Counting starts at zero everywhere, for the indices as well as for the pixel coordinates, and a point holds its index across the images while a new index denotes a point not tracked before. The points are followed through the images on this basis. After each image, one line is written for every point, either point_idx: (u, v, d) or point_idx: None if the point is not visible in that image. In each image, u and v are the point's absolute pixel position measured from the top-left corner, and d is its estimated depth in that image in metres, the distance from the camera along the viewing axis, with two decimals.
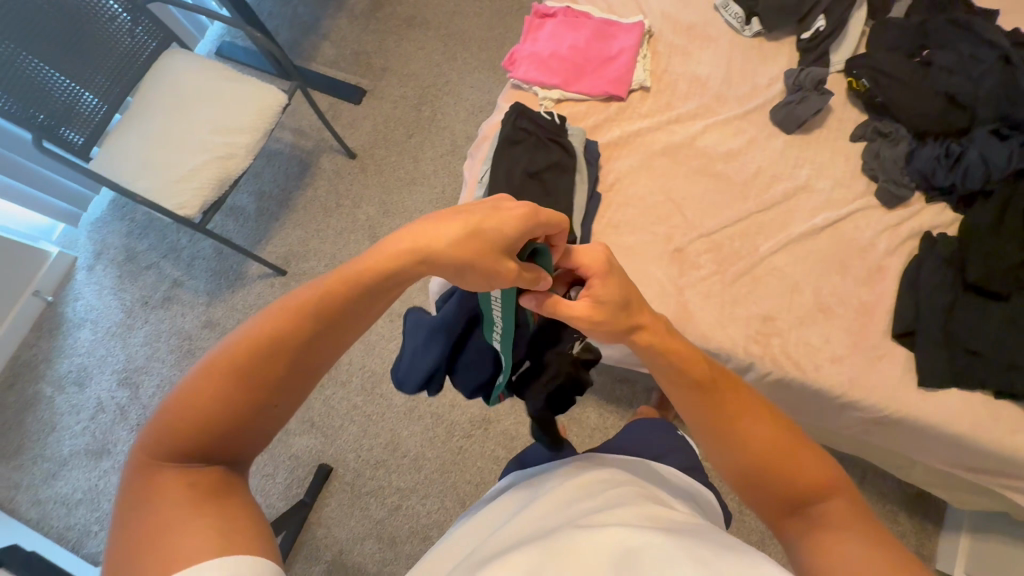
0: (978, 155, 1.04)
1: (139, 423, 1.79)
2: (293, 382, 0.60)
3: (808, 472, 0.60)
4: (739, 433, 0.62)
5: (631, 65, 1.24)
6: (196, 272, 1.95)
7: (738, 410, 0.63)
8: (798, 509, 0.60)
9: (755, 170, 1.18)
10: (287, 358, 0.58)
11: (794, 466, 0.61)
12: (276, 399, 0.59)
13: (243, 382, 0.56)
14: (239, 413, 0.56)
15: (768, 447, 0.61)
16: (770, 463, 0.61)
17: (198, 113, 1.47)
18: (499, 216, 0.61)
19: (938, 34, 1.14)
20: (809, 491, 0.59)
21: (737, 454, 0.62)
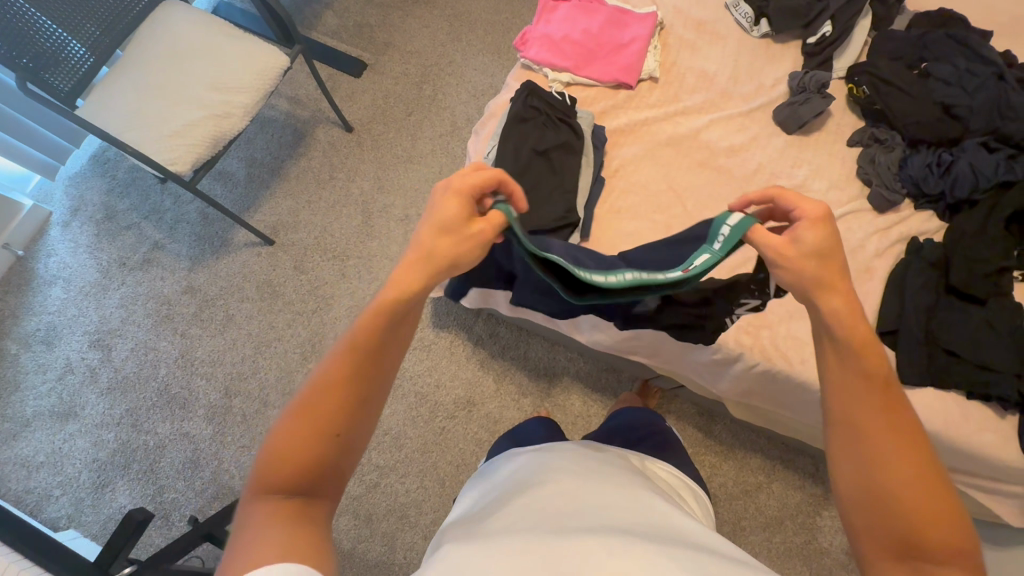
0: (968, 165, 1.08)
1: (109, 386, 1.73)
2: (361, 407, 0.59)
3: (950, 531, 0.52)
4: (882, 459, 0.54)
5: (642, 55, 1.25)
6: (179, 236, 1.88)
7: (892, 433, 0.55)
8: (914, 562, 0.53)
9: (756, 166, 1.20)
10: (352, 383, 0.59)
11: (939, 521, 0.52)
12: (340, 428, 0.57)
13: (317, 416, 0.57)
14: (314, 446, 0.56)
15: (910, 482, 0.53)
16: (911, 503, 0.53)
17: (195, 68, 1.43)
18: (453, 204, 0.65)
19: (937, 47, 1.18)
20: (942, 549, 0.52)
21: (871, 475, 0.55)
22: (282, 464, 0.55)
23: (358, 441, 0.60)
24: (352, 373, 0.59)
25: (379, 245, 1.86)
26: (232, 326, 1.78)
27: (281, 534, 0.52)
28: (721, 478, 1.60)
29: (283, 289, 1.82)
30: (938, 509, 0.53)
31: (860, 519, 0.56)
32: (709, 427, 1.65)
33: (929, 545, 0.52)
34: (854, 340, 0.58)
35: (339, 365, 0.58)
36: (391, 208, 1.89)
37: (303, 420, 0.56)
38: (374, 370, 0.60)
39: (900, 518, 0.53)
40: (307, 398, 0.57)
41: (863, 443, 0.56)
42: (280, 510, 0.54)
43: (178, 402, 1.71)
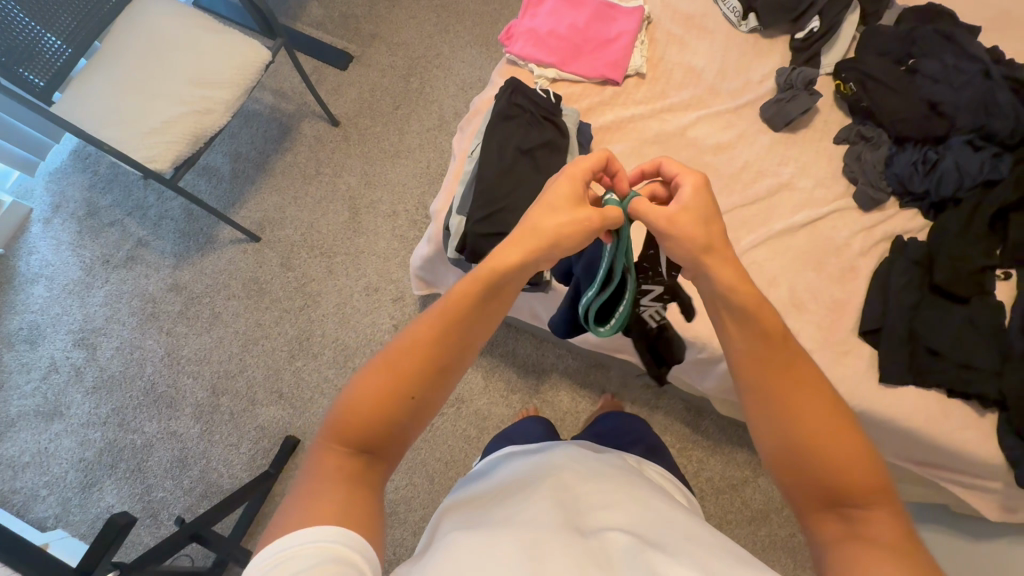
0: (953, 163, 1.08)
1: (94, 385, 1.71)
2: (437, 377, 0.66)
3: (863, 473, 0.59)
4: (791, 414, 0.63)
5: (628, 50, 1.23)
6: (163, 233, 1.86)
7: (795, 387, 0.64)
8: (835, 505, 0.60)
9: (742, 164, 1.20)
10: (431, 351, 0.65)
11: (851, 466, 0.60)
12: (414, 391, 0.64)
13: (397, 375, 0.64)
14: (391, 403, 0.63)
15: (819, 431, 0.61)
16: (823, 452, 0.61)
17: (174, 63, 1.39)
18: (565, 182, 0.72)
19: (925, 43, 1.17)
20: (860, 492, 0.59)
21: (783, 432, 0.63)
22: (361, 411, 0.62)
23: (427, 410, 0.66)
24: (434, 345, 0.66)
25: (366, 241, 1.84)
26: (219, 324, 1.77)
27: (342, 487, 0.58)
28: (708, 473, 1.61)
29: (270, 286, 1.80)
30: (844, 449, 0.61)
31: (785, 473, 0.63)
32: (697, 422, 1.66)
33: (843, 487, 0.60)
34: (746, 306, 0.67)
35: (424, 334, 0.66)
36: (378, 203, 1.88)
37: (387, 374, 0.64)
38: (452, 349, 0.67)
39: (813, 465, 0.61)
40: (393, 358, 0.65)
41: (774, 402, 0.64)
42: (345, 459, 0.60)
43: (165, 401, 1.70)
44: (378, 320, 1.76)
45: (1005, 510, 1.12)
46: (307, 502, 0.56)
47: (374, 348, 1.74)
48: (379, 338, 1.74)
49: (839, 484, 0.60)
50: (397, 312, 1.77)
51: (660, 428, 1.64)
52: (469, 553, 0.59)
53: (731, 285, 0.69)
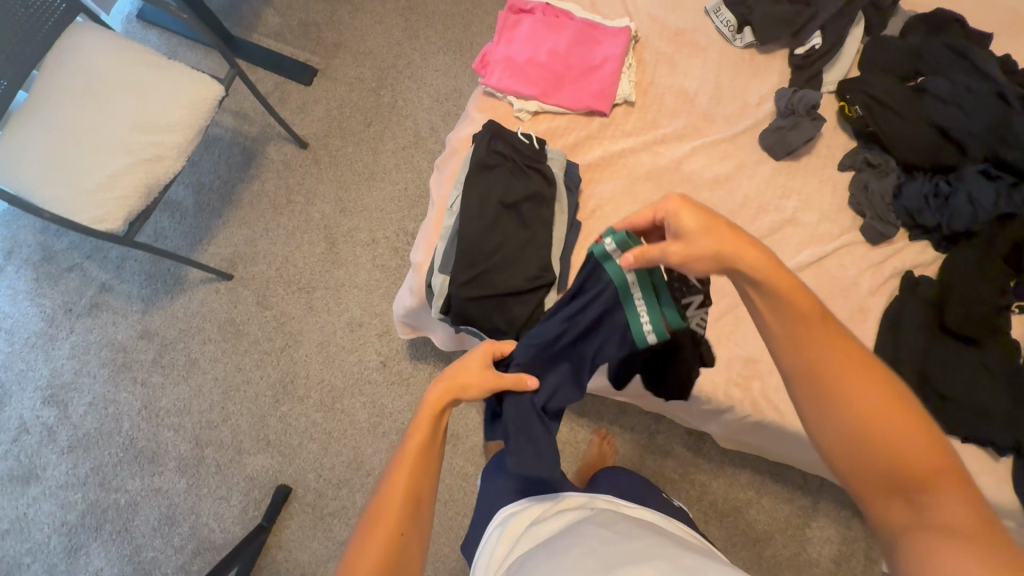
0: (966, 197, 1.01)
1: (70, 445, 1.63)
2: (416, 511, 0.70)
3: (921, 450, 0.57)
4: (841, 400, 0.59)
5: (616, 77, 1.13)
6: (128, 276, 1.74)
7: (846, 372, 0.60)
8: (899, 493, 0.57)
9: (742, 200, 1.12)
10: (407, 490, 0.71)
11: (906, 444, 0.57)
12: (401, 528, 0.68)
13: (382, 521, 0.68)
14: (383, 547, 0.66)
15: (874, 416, 0.58)
16: (878, 436, 0.58)
17: (115, 107, 1.26)
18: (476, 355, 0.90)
19: (934, 59, 1.08)
20: (921, 474, 0.56)
21: (835, 420, 0.60)
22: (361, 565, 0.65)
23: (416, 546, 0.69)
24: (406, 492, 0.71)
25: (346, 273, 1.74)
26: (196, 371, 1.68)
27: None
28: (711, 497, 1.59)
29: (247, 328, 1.71)
30: (903, 431, 0.58)
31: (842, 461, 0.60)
32: (699, 445, 1.62)
33: (904, 472, 0.57)
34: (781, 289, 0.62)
35: (394, 487, 0.71)
36: (355, 231, 1.77)
37: (376, 524, 0.68)
38: (419, 484, 0.72)
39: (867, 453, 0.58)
40: (377, 526, 0.67)
41: (823, 387, 0.60)
42: None
43: (146, 456, 1.62)
44: (364, 357, 1.68)
45: None
46: None
47: (362, 387, 1.66)
48: (366, 377, 1.67)
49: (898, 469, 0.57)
50: (384, 348, 1.69)
51: (660, 453, 1.61)
52: None
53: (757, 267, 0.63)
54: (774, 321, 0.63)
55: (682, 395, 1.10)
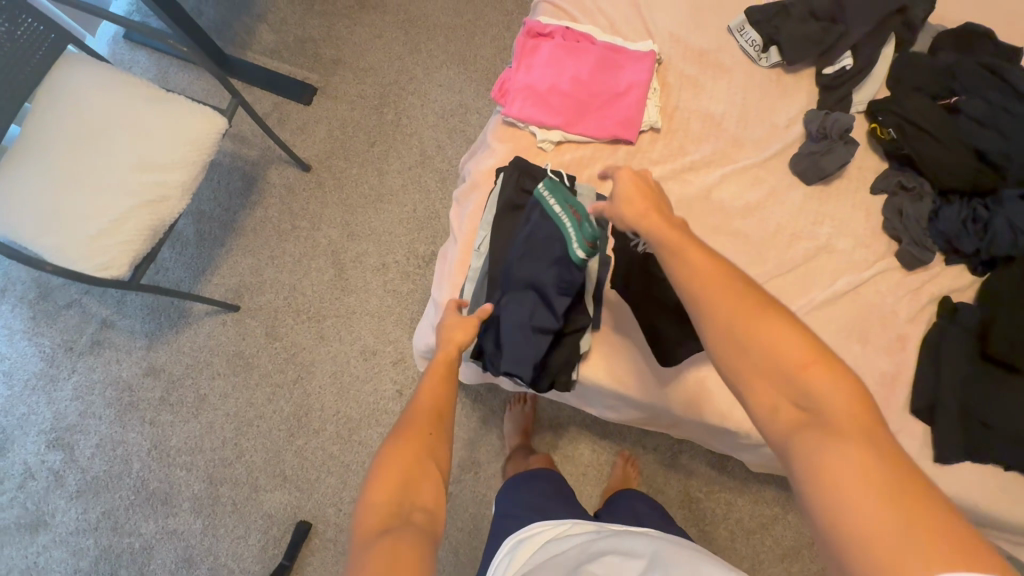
0: (1006, 222, 0.98)
1: (78, 490, 1.57)
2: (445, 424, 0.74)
3: (790, 344, 0.59)
4: (710, 311, 0.63)
5: (641, 104, 1.09)
6: (129, 310, 1.68)
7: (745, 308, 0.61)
8: (787, 392, 0.58)
9: (775, 227, 1.09)
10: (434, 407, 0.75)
11: (779, 339, 0.59)
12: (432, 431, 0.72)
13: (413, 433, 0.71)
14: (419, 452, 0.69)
15: (744, 316, 0.61)
16: (746, 335, 0.61)
17: (114, 145, 1.19)
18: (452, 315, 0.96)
19: (969, 78, 1.05)
20: (794, 364, 0.58)
21: (741, 354, 0.60)
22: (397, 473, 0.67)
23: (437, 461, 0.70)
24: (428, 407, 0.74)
25: (357, 300, 1.69)
26: (206, 408, 1.63)
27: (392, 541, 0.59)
28: (737, 514, 1.58)
29: (257, 360, 1.66)
30: (807, 364, 0.58)
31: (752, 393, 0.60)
32: (723, 463, 1.61)
33: (784, 371, 0.58)
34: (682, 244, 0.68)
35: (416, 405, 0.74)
36: (364, 256, 1.72)
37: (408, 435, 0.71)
38: (439, 403, 0.75)
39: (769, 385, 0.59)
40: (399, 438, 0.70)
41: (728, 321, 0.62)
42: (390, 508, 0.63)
43: (159, 497, 1.57)
44: (380, 386, 1.64)
45: None
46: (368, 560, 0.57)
47: (379, 417, 1.62)
48: (383, 406, 1.63)
49: (806, 394, 0.57)
50: (400, 376, 1.65)
51: (685, 472, 1.60)
52: None
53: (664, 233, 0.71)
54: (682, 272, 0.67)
55: (719, 430, 1.07)
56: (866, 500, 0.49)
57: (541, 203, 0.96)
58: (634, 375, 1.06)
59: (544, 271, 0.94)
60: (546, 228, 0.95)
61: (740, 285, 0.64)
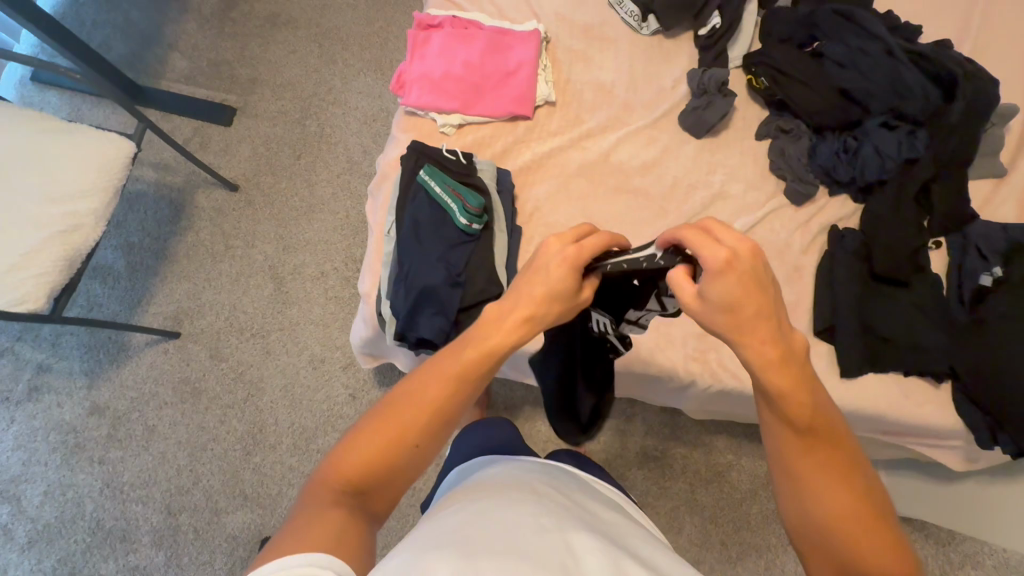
0: (873, 149, 1.07)
1: (30, 540, 1.53)
2: (434, 432, 0.70)
3: (874, 540, 0.62)
4: (810, 489, 0.63)
5: (532, 80, 1.14)
6: (65, 352, 1.65)
7: (845, 498, 0.62)
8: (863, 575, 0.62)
9: (672, 181, 1.15)
10: (435, 412, 0.70)
11: (865, 536, 0.62)
12: (415, 441, 0.69)
13: (399, 424, 0.69)
14: (394, 450, 0.68)
15: (847, 511, 0.62)
16: (839, 527, 0.62)
17: (16, 181, 1.18)
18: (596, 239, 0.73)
19: (827, 24, 1.13)
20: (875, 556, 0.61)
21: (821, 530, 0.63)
22: (362, 454, 0.68)
23: (430, 451, 0.71)
24: (433, 410, 0.69)
25: (299, 311, 1.70)
26: (156, 439, 1.61)
27: (333, 521, 0.64)
28: (694, 466, 1.64)
29: (205, 384, 1.64)
30: (880, 554, 0.62)
31: (803, 535, 0.66)
32: (675, 419, 1.67)
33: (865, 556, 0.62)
34: (779, 388, 0.63)
35: (435, 382, 0.70)
36: (303, 267, 1.73)
37: (392, 422, 0.69)
38: (445, 412, 0.70)
39: (831, 540, 0.63)
40: (398, 406, 0.70)
41: (810, 474, 0.64)
42: (342, 491, 0.67)
43: (117, 535, 1.54)
44: (332, 392, 1.65)
45: (968, 461, 1.17)
46: (300, 530, 0.62)
47: (335, 423, 1.63)
48: (337, 411, 1.63)
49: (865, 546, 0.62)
50: (351, 380, 1.66)
51: (640, 434, 1.65)
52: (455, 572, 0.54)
53: (771, 362, 0.62)
54: (775, 415, 0.65)
55: (647, 377, 1.12)
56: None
57: (424, 187, 1.02)
58: None
59: (433, 244, 0.99)
60: (433, 208, 1.01)
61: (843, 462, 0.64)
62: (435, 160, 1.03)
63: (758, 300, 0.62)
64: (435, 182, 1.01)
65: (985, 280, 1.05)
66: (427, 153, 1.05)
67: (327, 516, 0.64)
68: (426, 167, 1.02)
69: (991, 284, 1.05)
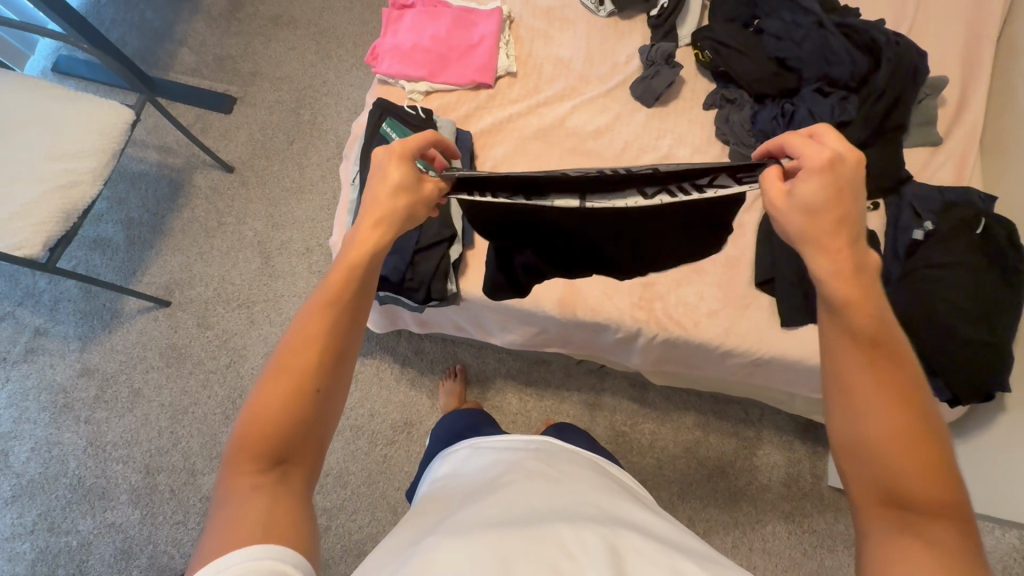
0: (807, 113, 1.15)
1: (13, 495, 1.58)
2: (335, 366, 0.60)
3: (931, 477, 0.49)
4: (856, 408, 0.52)
5: (493, 52, 1.25)
6: (61, 317, 1.74)
7: (902, 432, 0.50)
8: (899, 506, 0.50)
9: (623, 144, 1.23)
10: (325, 341, 0.59)
11: (916, 471, 0.49)
12: (320, 383, 0.58)
13: (291, 374, 0.57)
14: (292, 406, 0.56)
15: (897, 439, 0.50)
16: (884, 450, 0.50)
17: (24, 140, 1.30)
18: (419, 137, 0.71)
19: (766, 4, 1.24)
20: (926, 497, 0.49)
21: (860, 460, 0.52)
22: (262, 423, 0.55)
23: (339, 392, 0.60)
24: (321, 342, 0.59)
25: (284, 284, 1.78)
26: (141, 401, 1.67)
27: (260, 505, 0.53)
28: (662, 442, 1.66)
29: (190, 351, 1.72)
30: (936, 501, 0.49)
31: (847, 457, 0.53)
32: (643, 395, 1.70)
33: (913, 494, 0.49)
34: (844, 300, 0.55)
35: (312, 322, 0.59)
36: (290, 243, 1.82)
37: (282, 380, 0.57)
38: (336, 335, 0.60)
39: (879, 466, 0.51)
40: (284, 359, 0.58)
41: (863, 384, 0.52)
42: (256, 479, 0.54)
43: (96, 493, 1.59)
44: None
45: None
46: (224, 526, 0.51)
47: None
48: None
49: (923, 478, 0.49)
50: None
51: (609, 409, 1.68)
52: (449, 554, 0.59)
53: (838, 270, 0.56)
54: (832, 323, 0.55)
55: (596, 329, 1.18)
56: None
57: (385, 139, 1.10)
58: None
59: None
60: None
61: (905, 389, 0.52)
62: (397, 115, 1.12)
63: (843, 209, 0.58)
64: (394, 132, 1.09)
65: (917, 234, 1.10)
66: (389, 109, 1.13)
67: (254, 505, 0.52)
68: (387, 120, 1.10)
69: (922, 238, 1.09)
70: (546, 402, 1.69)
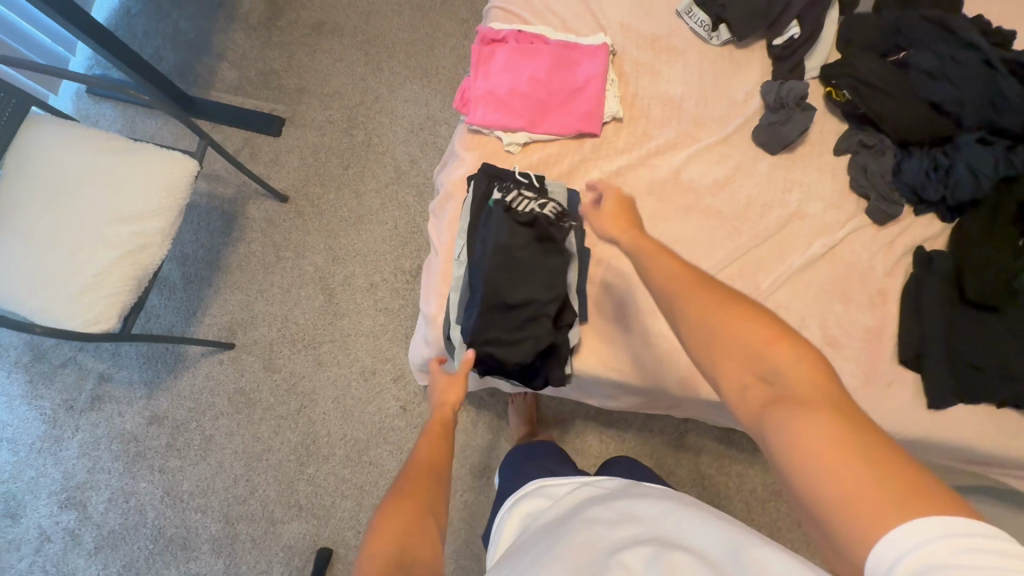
0: (967, 168, 1.00)
1: (96, 546, 1.57)
2: (434, 502, 0.73)
3: (796, 373, 0.57)
4: (718, 335, 0.62)
5: (601, 96, 1.11)
6: (125, 362, 1.68)
7: (752, 338, 0.60)
8: (777, 403, 0.56)
9: (746, 200, 1.11)
10: (424, 480, 0.75)
11: (780, 369, 0.58)
12: (425, 508, 0.70)
13: (407, 505, 0.70)
14: (410, 526, 0.67)
15: (760, 349, 0.59)
16: (748, 358, 0.60)
17: (87, 202, 1.20)
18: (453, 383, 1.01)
19: (915, 32, 1.07)
20: (798, 387, 0.56)
21: (742, 377, 0.59)
22: (387, 537, 0.65)
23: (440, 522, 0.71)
24: (422, 474, 0.76)
25: (350, 323, 1.70)
26: (214, 449, 1.63)
27: None
28: (750, 485, 1.60)
29: (259, 396, 1.66)
30: (804, 387, 0.56)
31: (734, 384, 0.60)
32: (729, 436, 1.63)
33: (789, 391, 0.56)
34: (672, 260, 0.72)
35: (415, 469, 0.77)
36: (353, 278, 1.73)
37: (399, 507, 0.69)
38: (429, 475, 0.77)
39: (763, 379, 0.58)
40: (399, 497, 0.71)
41: (708, 340, 0.63)
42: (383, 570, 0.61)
43: (178, 543, 1.57)
44: (383, 404, 1.65)
45: None
46: None
47: (387, 435, 1.63)
48: (389, 424, 1.64)
49: (780, 387, 0.57)
50: (401, 392, 1.66)
51: (693, 451, 1.62)
52: None
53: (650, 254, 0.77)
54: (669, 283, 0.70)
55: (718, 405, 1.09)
56: (869, 508, 0.47)
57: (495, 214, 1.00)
58: (627, 363, 1.07)
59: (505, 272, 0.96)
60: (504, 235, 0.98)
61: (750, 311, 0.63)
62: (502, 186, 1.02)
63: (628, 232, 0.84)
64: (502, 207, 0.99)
65: None
66: (495, 179, 1.04)
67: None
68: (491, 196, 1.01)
69: None
70: (629, 443, 1.63)
